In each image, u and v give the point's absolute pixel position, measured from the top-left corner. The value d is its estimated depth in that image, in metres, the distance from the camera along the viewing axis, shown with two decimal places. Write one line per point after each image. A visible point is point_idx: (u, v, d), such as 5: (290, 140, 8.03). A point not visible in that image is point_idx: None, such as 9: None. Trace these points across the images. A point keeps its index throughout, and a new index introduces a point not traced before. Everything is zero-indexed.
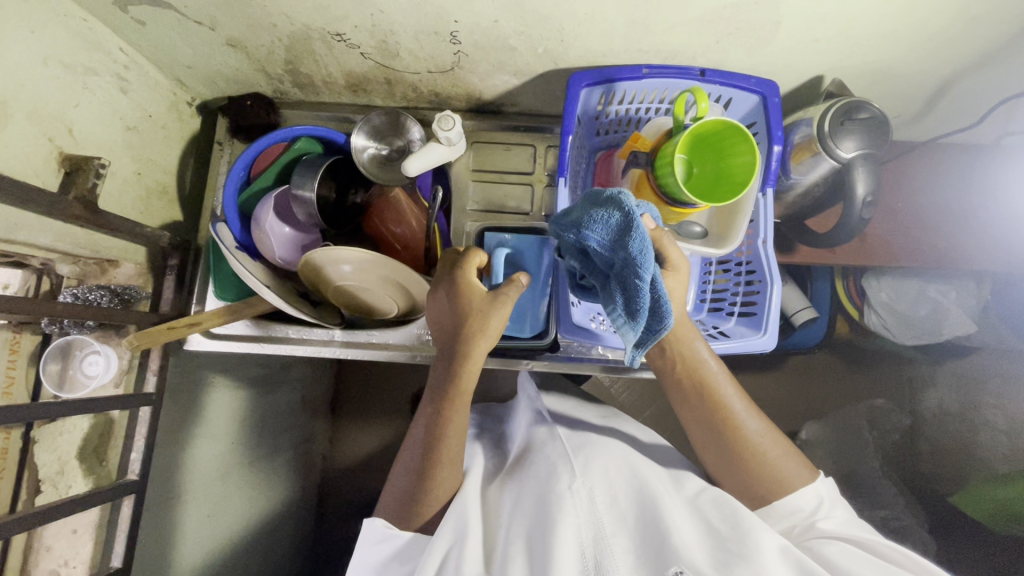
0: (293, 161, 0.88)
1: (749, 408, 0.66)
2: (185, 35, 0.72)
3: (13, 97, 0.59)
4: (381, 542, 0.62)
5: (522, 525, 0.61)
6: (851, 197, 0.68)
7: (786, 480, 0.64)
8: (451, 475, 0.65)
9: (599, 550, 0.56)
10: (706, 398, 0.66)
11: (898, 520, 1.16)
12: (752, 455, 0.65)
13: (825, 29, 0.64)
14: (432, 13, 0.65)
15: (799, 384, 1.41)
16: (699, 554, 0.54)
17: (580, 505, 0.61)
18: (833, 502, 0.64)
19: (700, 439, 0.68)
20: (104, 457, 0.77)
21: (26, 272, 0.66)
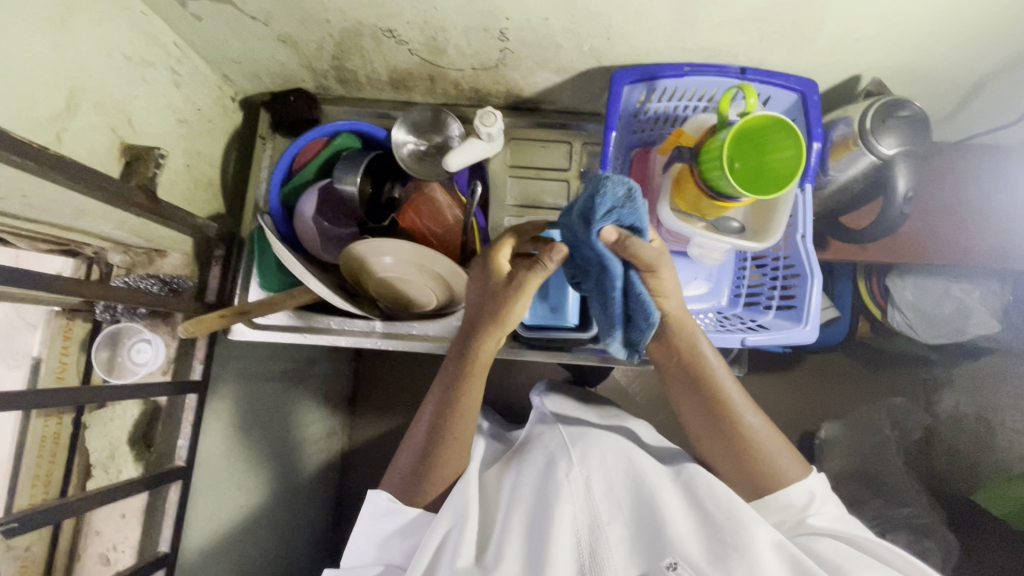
0: (334, 155, 0.89)
1: (748, 402, 0.68)
2: (239, 30, 0.74)
3: (82, 88, 0.60)
4: (385, 516, 0.64)
5: (523, 515, 0.65)
6: (891, 192, 0.70)
7: (780, 474, 0.65)
8: (457, 457, 0.67)
9: (596, 541, 0.61)
10: (703, 389, 0.67)
11: (919, 518, 1.17)
12: (748, 448, 0.66)
13: (869, 29, 0.66)
14: (484, 10, 0.67)
15: (818, 383, 1.39)
16: (693, 545, 0.58)
17: (577, 497, 0.64)
18: (823, 496, 0.66)
19: (696, 428, 0.69)
20: (152, 443, 0.78)
21: (78, 260, 0.73)
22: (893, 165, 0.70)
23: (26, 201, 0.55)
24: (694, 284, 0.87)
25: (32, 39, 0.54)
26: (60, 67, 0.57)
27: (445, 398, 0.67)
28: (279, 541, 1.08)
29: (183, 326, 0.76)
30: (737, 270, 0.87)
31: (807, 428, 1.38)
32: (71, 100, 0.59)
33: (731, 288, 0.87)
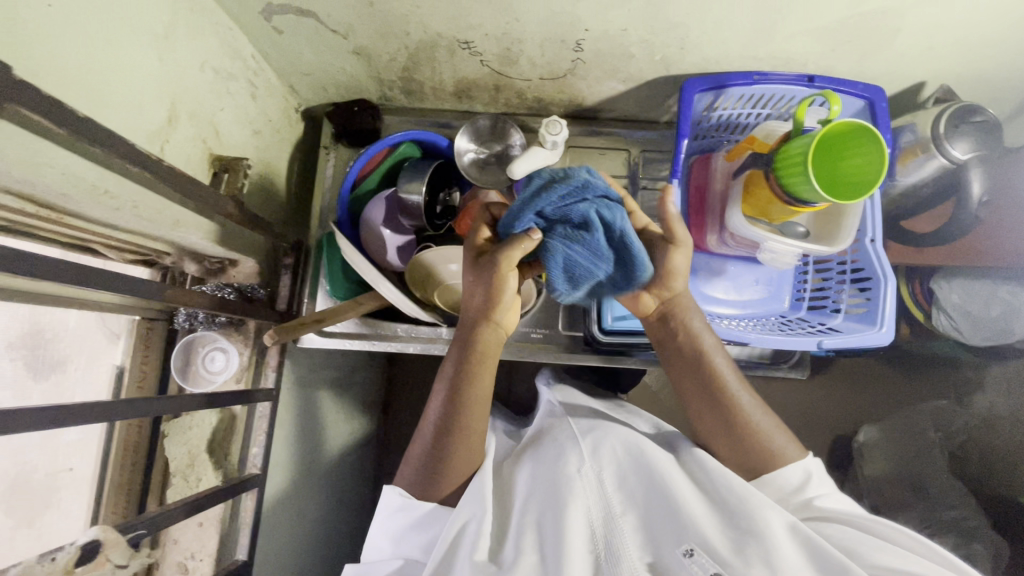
0: (396, 165, 0.90)
1: (743, 383, 0.64)
2: (316, 43, 0.75)
3: (181, 101, 0.62)
4: (398, 512, 0.61)
5: (526, 504, 0.60)
6: (965, 197, 0.73)
7: (778, 454, 0.61)
8: (471, 452, 0.63)
9: (608, 529, 0.56)
10: (700, 367, 0.63)
11: (967, 521, 1.08)
12: (747, 426, 0.61)
13: (942, 37, 0.67)
14: (565, 22, 0.68)
15: (849, 388, 1.40)
16: (711, 529, 0.54)
17: (588, 487, 0.59)
18: (821, 476, 0.62)
19: (689, 407, 0.64)
20: (229, 452, 0.79)
21: (155, 270, 0.74)
22: (966, 171, 0.72)
23: (137, 212, 0.56)
24: (753, 288, 0.88)
25: (143, 53, 0.55)
26: (165, 81, 0.59)
27: (453, 383, 0.62)
28: (333, 551, 1.07)
29: (268, 334, 0.76)
30: (797, 275, 0.87)
31: (840, 431, 1.39)
32: (172, 112, 0.60)
33: (792, 292, 0.87)
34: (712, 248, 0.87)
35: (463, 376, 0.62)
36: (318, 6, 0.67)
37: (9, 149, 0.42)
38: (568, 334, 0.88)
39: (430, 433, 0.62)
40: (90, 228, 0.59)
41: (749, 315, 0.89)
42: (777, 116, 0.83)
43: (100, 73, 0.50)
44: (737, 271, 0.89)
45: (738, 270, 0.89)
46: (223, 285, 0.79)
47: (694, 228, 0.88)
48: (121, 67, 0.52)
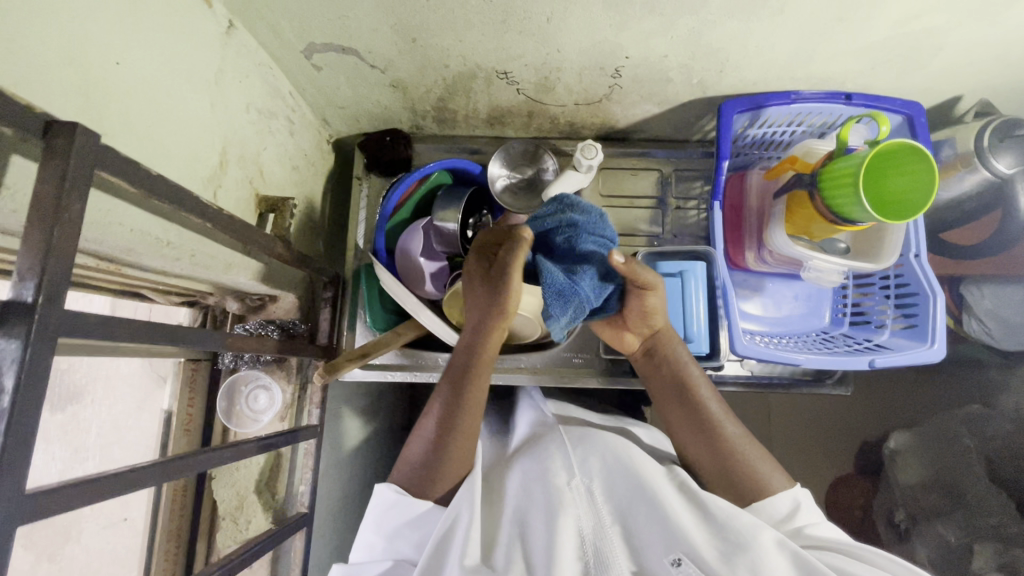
0: (429, 192, 0.91)
1: (728, 412, 0.66)
2: (353, 78, 0.75)
3: (230, 144, 0.62)
4: (390, 509, 0.59)
5: (513, 514, 0.58)
6: (1013, 212, 0.73)
7: (763, 482, 0.61)
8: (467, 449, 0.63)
9: (598, 537, 0.54)
10: (688, 394, 0.66)
11: (1006, 527, 0.96)
12: (732, 452, 0.63)
13: (985, 54, 0.67)
14: (606, 51, 0.68)
15: (874, 392, 1.33)
16: (700, 539, 0.52)
17: (579, 498, 0.57)
18: (810, 505, 0.62)
19: (676, 434, 0.67)
20: (276, 491, 0.78)
21: (196, 309, 0.75)
22: (1014, 184, 0.72)
23: (194, 260, 0.56)
24: (791, 304, 0.88)
25: (196, 100, 0.55)
26: (215, 126, 0.58)
27: (455, 387, 0.64)
28: None
29: (317, 375, 0.75)
30: (837, 292, 0.87)
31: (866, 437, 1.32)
32: (222, 156, 0.60)
33: (833, 309, 0.87)
34: (750, 266, 0.87)
35: (465, 381, 0.64)
36: (360, 43, 0.67)
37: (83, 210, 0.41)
38: (609, 358, 0.87)
39: (429, 434, 0.62)
40: (144, 276, 0.58)
41: (790, 332, 0.88)
42: (813, 132, 0.83)
43: (160, 125, 0.49)
44: (776, 287, 0.89)
45: (776, 287, 0.88)
46: (265, 323, 0.78)
47: (731, 246, 0.88)
48: (177, 117, 0.52)
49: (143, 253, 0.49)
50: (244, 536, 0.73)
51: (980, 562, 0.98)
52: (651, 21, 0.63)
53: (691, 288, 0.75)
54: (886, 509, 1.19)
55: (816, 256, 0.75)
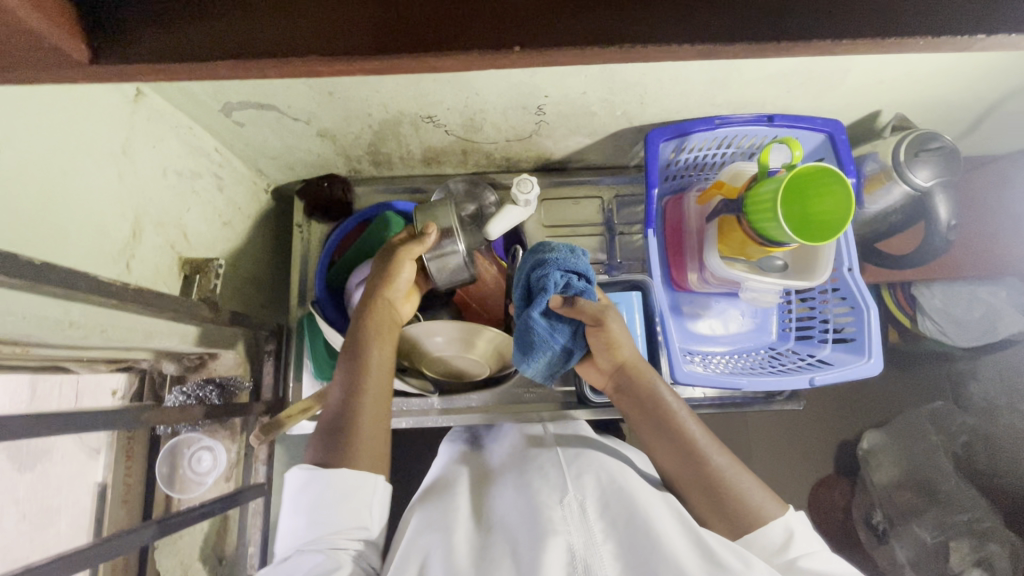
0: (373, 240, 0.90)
1: (713, 440, 0.61)
2: (279, 130, 0.75)
3: (145, 212, 0.61)
4: (303, 488, 0.55)
5: (494, 539, 0.54)
6: (935, 223, 0.74)
7: (756, 513, 0.57)
8: (380, 415, 0.62)
9: (588, 555, 0.50)
10: (668, 423, 0.61)
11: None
12: (718, 481, 0.58)
13: (892, 73, 0.69)
14: (524, 91, 0.69)
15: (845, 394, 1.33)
16: (690, 561, 0.49)
17: (570, 517, 0.54)
18: (804, 532, 0.57)
19: (663, 465, 0.62)
20: (223, 554, 0.77)
21: (131, 375, 0.73)
22: (933, 196, 0.73)
23: (106, 335, 0.55)
24: (738, 321, 0.89)
25: (101, 175, 0.54)
26: (126, 197, 0.58)
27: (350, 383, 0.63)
28: None
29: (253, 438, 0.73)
30: (782, 306, 0.88)
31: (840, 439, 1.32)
32: (136, 226, 0.59)
33: (779, 324, 0.88)
34: (694, 287, 0.87)
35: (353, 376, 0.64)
36: (278, 100, 0.67)
37: None
38: (561, 390, 0.87)
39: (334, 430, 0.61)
40: (56, 353, 0.56)
41: (737, 348, 0.88)
42: (741, 153, 0.84)
43: (53, 206, 0.49)
44: (722, 306, 0.89)
45: (722, 305, 0.89)
46: (204, 383, 0.76)
47: (674, 269, 0.88)
48: (77, 196, 0.51)
49: (43, 337, 0.48)
50: None
51: (957, 559, 0.99)
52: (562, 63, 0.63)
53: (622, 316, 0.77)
54: (864, 510, 1.13)
55: (752, 277, 0.76)
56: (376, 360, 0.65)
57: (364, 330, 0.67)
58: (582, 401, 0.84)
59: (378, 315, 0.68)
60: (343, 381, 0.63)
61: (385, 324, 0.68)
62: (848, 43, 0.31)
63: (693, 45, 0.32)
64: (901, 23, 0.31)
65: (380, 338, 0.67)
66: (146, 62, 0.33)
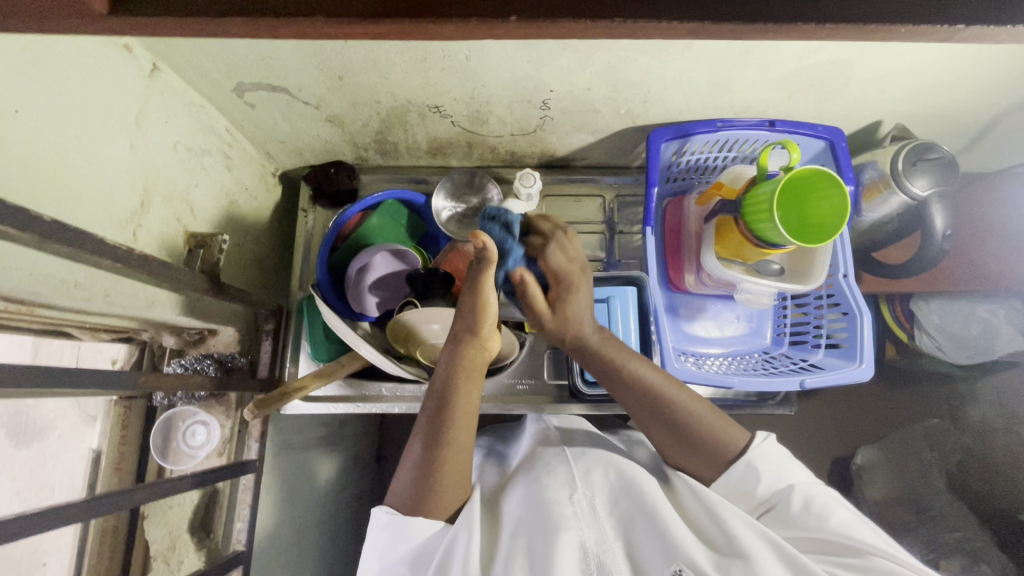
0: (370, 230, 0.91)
1: (670, 380, 0.62)
2: (289, 113, 0.77)
3: (154, 183, 0.63)
4: (382, 531, 0.54)
5: (508, 531, 0.55)
6: (931, 231, 0.75)
7: (721, 444, 0.59)
8: (462, 473, 0.57)
9: (601, 552, 0.51)
10: (628, 377, 0.61)
11: (971, 542, 0.97)
12: (690, 425, 0.59)
13: (892, 83, 0.70)
14: (529, 85, 0.70)
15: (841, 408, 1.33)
16: (699, 551, 0.51)
17: (581, 514, 0.55)
18: (774, 464, 0.57)
19: (640, 425, 0.62)
20: (212, 529, 0.78)
21: (131, 345, 0.74)
22: (928, 206, 0.74)
23: (109, 299, 0.56)
24: (734, 324, 0.89)
25: (113, 144, 0.56)
26: (136, 167, 0.59)
27: (436, 420, 0.57)
28: None
29: (249, 409, 0.75)
30: (777, 311, 0.88)
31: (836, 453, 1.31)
32: (144, 196, 0.61)
33: (773, 328, 0.89)
34: (690, 288, 0.88)
35: (444, 406, 0.57)
36: (290, 82, 0.69)
37: None
38: (554, 383, 0.87)
39: (417, 462, 0.56)
40: (60, 316, 0.58)
41: (732, 351, 0.89)
42: (742, 158, 0.85)
43: (64, 169, 0.50)
44: (718, 308, 0.90)
45: (718, 307, 0.89)
46: (202, 357, 0.78)
47: (671, 269, 0.89)
48: (88, 161, 0.53)
49: (46, 295, 0.50)
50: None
51: None
52: (567, 58, 0.65)
53: (617, 311, 0.79)
54: None
55: (749, 278, 0.76)
56: (467, 396, 0.58)
57: (451, 376, 0.59)
58: (574, 395, 0.85)
59: (467, 360, 0.59)
60: (425, 432, 0.57)
61: (474, 369, 0.60)
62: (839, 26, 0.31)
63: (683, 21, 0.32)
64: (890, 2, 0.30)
65: (468, 387, 0.58)
66: (157, 16, 0.34)
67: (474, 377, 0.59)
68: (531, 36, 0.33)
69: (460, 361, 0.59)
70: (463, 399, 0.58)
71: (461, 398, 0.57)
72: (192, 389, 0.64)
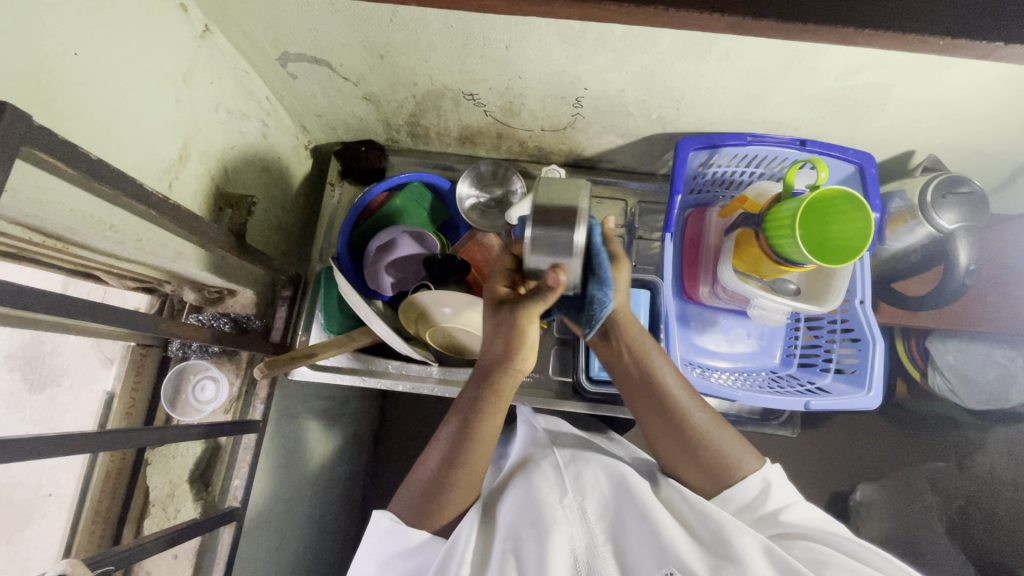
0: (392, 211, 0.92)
1: (694, 395, 0.61)
2: (328, 88, 0.79)
3: (194, 140, 0.65)
4: (381, 539, 0.55)
5: (500, 532, 0.55)
6: (954, 264, 0.74)
7: (734, 466, 0.59)
8: (474, 486, 0.58)
9: (591, 556, 0.53)
10: (654, 384, 0.60)
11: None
12: (703, 441, 0.59)
13: (929, 112, 0.70)
14: (565, 81, 0.71)
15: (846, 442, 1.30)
16: (692, 553, 0.51)
17: (571, 517, 0.55)
18: (783, 483, 0.59)
19: (651, 435, 0.62)
20: (210, 482, 0.80)
21: (153, 296, 0.76)
22: (954, 239, 0.73)
23: (140, 245, 0.59)
24: (744, 340, 0.89)
25: (159, 97, 0.58)
26: (178, 122, 0.62)
27: (459, 436, 0.57)
28: None
29: (259, 369, 0.76)
30: (789, 331, 0.88)
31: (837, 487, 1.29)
32: (183, 150, 0.63)
33: (783, 348, 0.88)
34: (704, 300, 0.87)
35: (470, 422, 0.58)
36: (332, 56, 0.71)
37: (21, 185, 0.44)
38: (558, 379, 0.88)
39: (430, 471, 0.58)
40: (92, 258, 0.60)
41: (740, 367, 0.88)
42: (770, 175, 0.85)
43: (113, 116, 0.52)
44: (730, 323, 0.89)
45: (730, 322, 0.89)
46: (219, 315, 0.80)
47: (687, 279, 0.89)
48: (135, 110, 0.55)
49: (83, 234, 0.52)
50: (171, 524, 0.75)
51: None
52: (605, 56, 0.65)
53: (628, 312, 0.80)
54: None
55: (762, 295, 0.76)
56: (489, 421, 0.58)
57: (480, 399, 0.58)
58: (576, 393, 0.86)
59: (496, 385, 0.58)
60: (445, 449, 0.58)
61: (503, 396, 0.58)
62: (884, 32, 0.31)
63: (723, 16, 0.32)
64: (931, 12, 0.30)
65: (493, 413, 0.58)
66: None
67: (501, 402, 0.59)
68: (575, 19, 0.34)
69: (486, 390, 0.58)
70: (485, 426, 0.58)
71: (487, 425, 0.58)
72: (207, 342, 0.66)
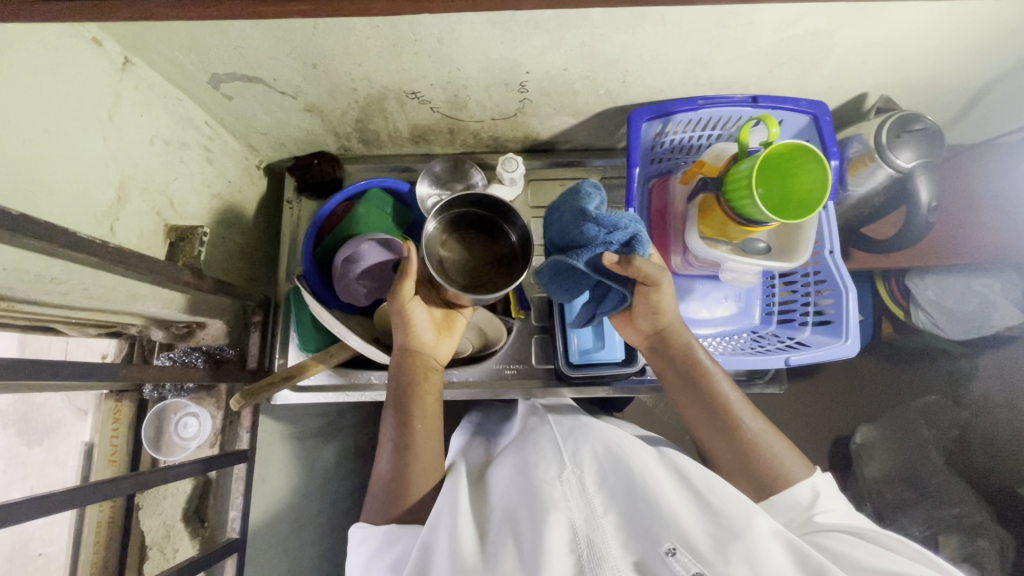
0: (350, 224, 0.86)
1: (749, 408, 0.64)
2: (268, 105, 0.77)
3: (131, 177, 0.63)
4: (360, 546, 0.57)
5: (496, 516, 0.55)
6: (914, 204, 0.75)
7: (781, 475, 0.59)
8: (431, 471, 0.61)
9: (591, 530, 0.50)
10: (702, 386, 0.64)
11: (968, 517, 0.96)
12: (751, 449, 0.61)
13: (873, 53, 0.68)
14: (505, 67, 0.70)
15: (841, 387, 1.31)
16: (694, 525, 0.49)
17: (569, 493, 0.53)
18: (833, 496, 0.59)
19: (703, 440, 0.65)
20: (207, 517, 0.80)
21: (120, 340, 0.75)
22: (914, 177, 0.74)
23: (87, 293, 0.57)
24: (722, 305, 0.88)
25: (85, 138, 0.56)
26: (111, 161, 0.60)
27: (403, 423, 0.62)
28: None
29: (234, 399, 0.75)
30: (765, 289, 0.88)
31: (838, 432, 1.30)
32: (121, 189, 0.62)
33: (762, 307, 0.89)
34: (677, 270, 0.87)
35: (405, 408, 0.63)
36: (265, 71, 0.69)
37: None
38: (542, 367, 0.88)
39: (388, 465, 0.61)
40: (43, 312, 0.59)
41: (722, 331, 0.88)
42: (727, 136, 0.84)
43: (35, 166, 0.50)
44: (705, 289, 0.89)
45: (706, 288, 0.88)
46: (191, 350, 0.77)
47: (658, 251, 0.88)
48: (59, 156, 0.53)
49: (22, 290, 0.51)
50: (172, 564, 0.75)
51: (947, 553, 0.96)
52: (541, 37, 0.64)
53: None
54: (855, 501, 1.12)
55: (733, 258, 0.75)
56: (420, 407, 0.63)
57: (406, 385, 0.65)
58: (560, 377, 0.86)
59: (413, 370, 0.66)
60: (392, 441, 0.62)
61: (424, 379, 0.66)
62: None
63: None
64: None
65: (423, 395, 0.64)
66: None
67: (426, 387, 0.65)
68: None
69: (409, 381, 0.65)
70: (419, 408, 0.63)
71: (418, 408, 0.63)
72: (178, 380, 0.64)
